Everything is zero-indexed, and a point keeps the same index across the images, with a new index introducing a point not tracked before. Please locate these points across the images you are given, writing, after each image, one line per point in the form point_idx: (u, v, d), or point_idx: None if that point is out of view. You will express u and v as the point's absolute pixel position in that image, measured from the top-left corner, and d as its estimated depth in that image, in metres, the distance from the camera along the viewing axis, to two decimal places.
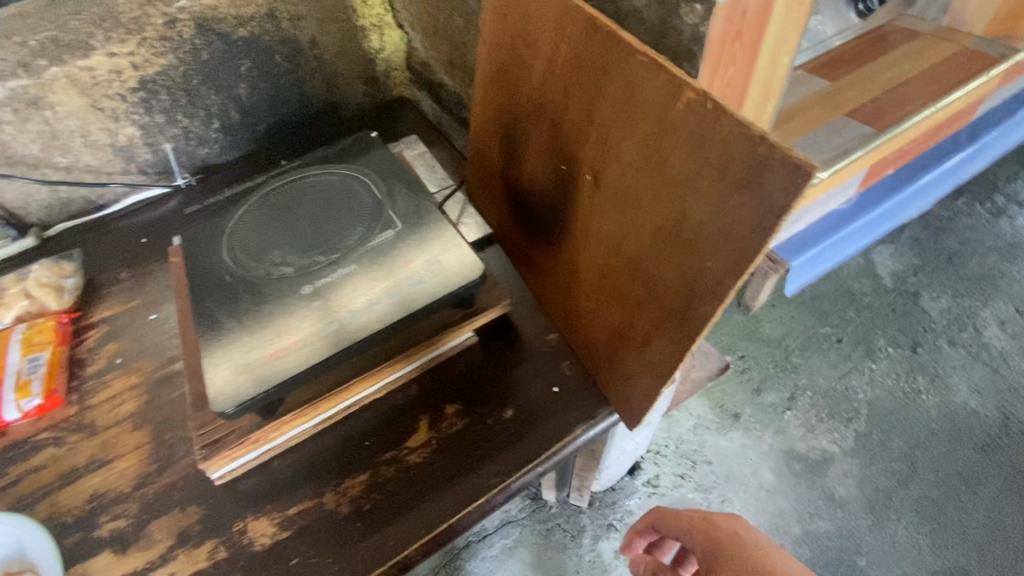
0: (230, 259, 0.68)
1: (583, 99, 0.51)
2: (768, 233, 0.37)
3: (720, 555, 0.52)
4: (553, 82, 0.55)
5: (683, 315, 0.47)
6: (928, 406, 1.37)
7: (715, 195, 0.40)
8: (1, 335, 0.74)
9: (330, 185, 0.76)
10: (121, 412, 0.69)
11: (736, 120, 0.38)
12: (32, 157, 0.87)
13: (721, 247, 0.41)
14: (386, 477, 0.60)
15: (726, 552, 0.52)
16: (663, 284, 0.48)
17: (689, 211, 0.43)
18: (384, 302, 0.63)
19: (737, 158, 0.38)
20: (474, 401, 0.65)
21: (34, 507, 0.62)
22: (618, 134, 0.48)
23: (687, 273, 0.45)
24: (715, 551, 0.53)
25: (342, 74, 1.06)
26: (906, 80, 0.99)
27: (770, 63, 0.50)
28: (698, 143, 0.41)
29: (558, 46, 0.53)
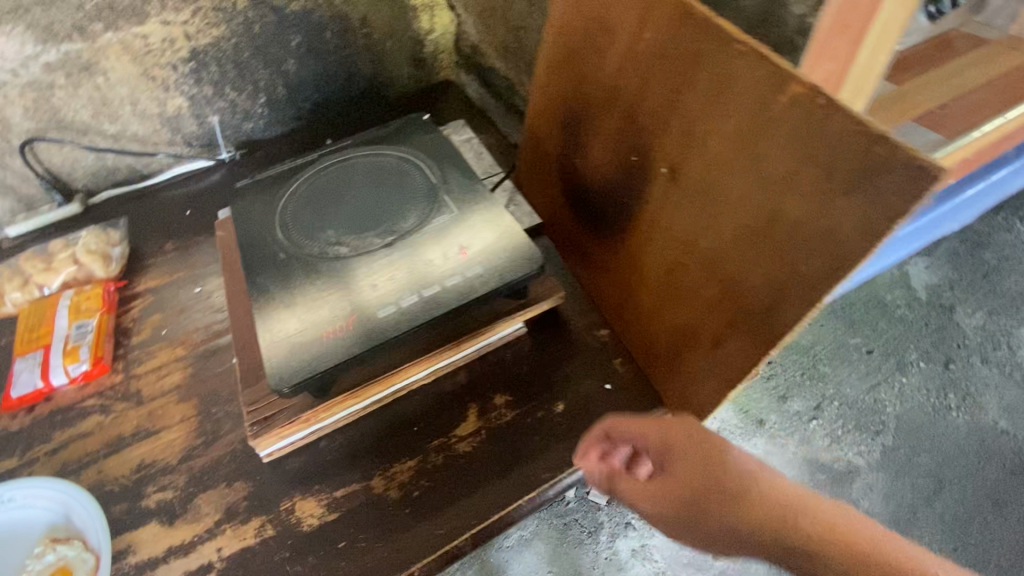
0: (285, 236, 0.68)
1: (665, 90, 0.49)
2: (879, 239, 0.35)
3: (677, 450, 0.49)
4: (632, 71, 0.53)
5: (765, 318, 0.45)
6: (958, 423, 1.34)
7: (819, 196, 0.38)
8: (50, 299, 0.74)
9: (384, 168, 0.75)
10: (167, 383, 0.69)
11: (851, 118, 0.36)
12: (82, 123, 0.87)
13: (820, 251, 0.39)
14: (435, 465, 0.59)
15: (682, 444, 0.49)
16: (745, 285, 0.46)
17: (786, 212, 0.41)
18: (439, 287, 0.62)
19: (848, 158, 0.36)
20: (523, 394, 0.64)
21: (81, 472, 0.62)
22: (706, 127, 0.46)
23: (776, 276, 0.43)
24: (670, 446, 0.50)
25: (389, 54, 1.04)
26: (971, 88, 0.96)
27: (870, 57, 0.47)
28: (803, 140, 0.39)
29: (641, 33, 0.51)
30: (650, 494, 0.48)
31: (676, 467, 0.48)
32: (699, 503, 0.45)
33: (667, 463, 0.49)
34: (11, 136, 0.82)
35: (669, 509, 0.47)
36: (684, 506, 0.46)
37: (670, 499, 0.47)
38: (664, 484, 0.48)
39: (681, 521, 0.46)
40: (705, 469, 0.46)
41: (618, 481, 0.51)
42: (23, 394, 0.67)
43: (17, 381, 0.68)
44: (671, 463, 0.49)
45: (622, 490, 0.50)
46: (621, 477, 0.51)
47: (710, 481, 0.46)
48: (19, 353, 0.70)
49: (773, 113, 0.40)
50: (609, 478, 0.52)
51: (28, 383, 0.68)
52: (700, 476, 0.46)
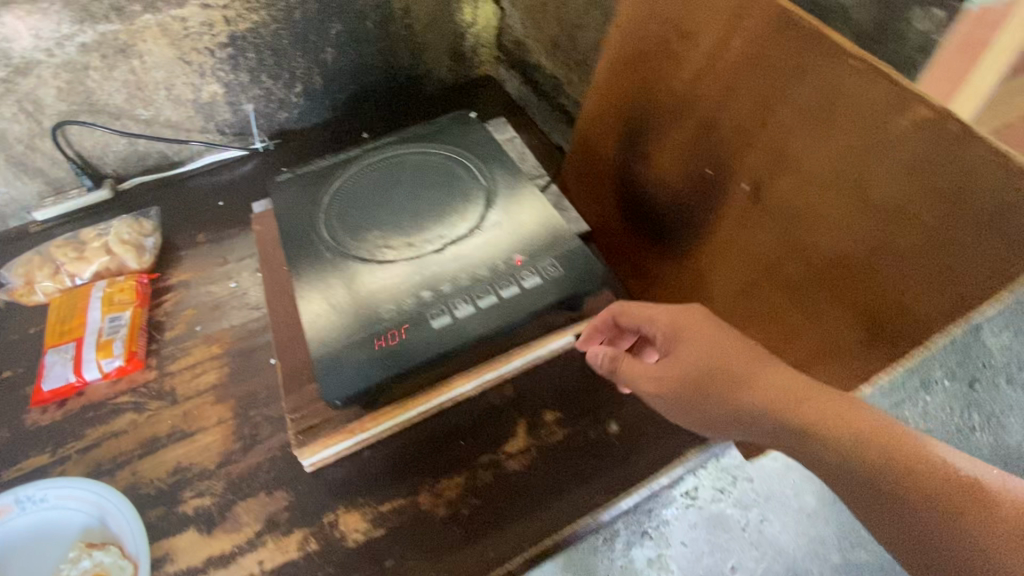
0: (331, 236, 0.65)
1: (753, 103, 0.47)
2: (1014, 278, 0.33)
3: (688, 334, 0.50)
4: (712, 80, 0.50)
5: (858, 352, 0.42)
6: (982, 445, 1.31)
7: (940, 227, 0.36)
8: (82, 290, 0.72)
9: (431, 167, 0.73)
10: (203, 382, 0.67)
11: (990, 149, 0.33)
12: (115, 107, 0.84)
13: (935, 285, 0.37)
14: (484, 482, 0.57)
15: (693, 328, 0.50)
16: (835, 315, 0.43)
17: (896, 242, 0.38)
18: (494, 297, 0.58)
19: (982, 190, 0.34)
20: (575, 410, 0.61)
21: (115, 473, 0.60)
22: (803, 146, 0.43)
23: (877, 308, 0.40)
24: (680, 332, 0.51)
25: (429, 46, 1.01)
26: None
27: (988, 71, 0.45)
28: (925, 167, 0.36)
29: (727, 40, 0.48)
30: (655, 376, 0.51)
31: (683, 350, 0.50)
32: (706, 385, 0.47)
33: (675, 347, 0.51)
34: (42, 117, 0.80)
35: (671, 388, 0.50)
36: (689, 387, 0.49)
37: (677, 380, 0.49)
38: (671, 365, 0.50)
39: (683, 397, 0.49)
40: (712, 348, 0.48)
41: (620, 365, 0.54)
42: (55, 387, 0.66)
43: (49, 374, 0.66)
44: (680, 346, 0.50)
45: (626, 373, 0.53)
46: (623, 359, 0.55)
47: (721, 364, 0.47)
48: (50, 345, 0.68)
49: (890, 137, 0.38)
50: (612, 360, 0.55)
51: (61, 377, 0.66)
52: (705, 357, 0.49)
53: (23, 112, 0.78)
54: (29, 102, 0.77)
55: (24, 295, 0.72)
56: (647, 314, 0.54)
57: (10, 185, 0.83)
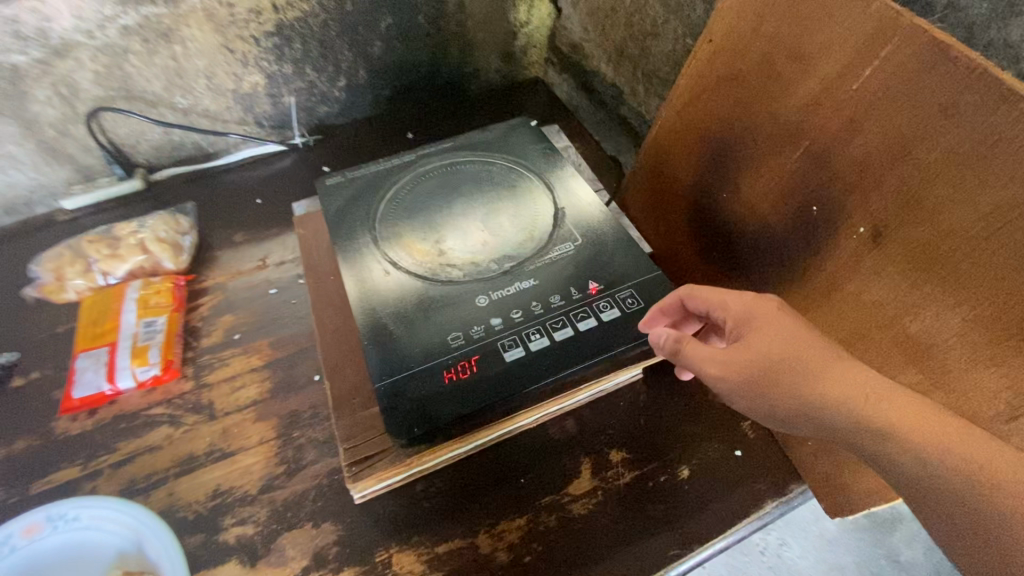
0: (388, 250, 0.61)
1: (882, 143, 0.43)
2: None
3: (759, 323, 0.46)
4: (830, 113, 0.47)
5: (994, 422, 0.39)
6: None
7: None
8: (116, 290, 0.68)
9: (493, 181, 0.68)
10: (243, 397, 0.63)
11: None
12: (153, 94, 0.79)
13: None
14: (547, 526, 0.53)
15: (767, 318, 0.46)
16: (970, 379, 0.40)
17: None
18: (572, 331, 0.53)
19: None
20: (643, 451, 0.58)
21: (150, 493, 0.56)
22: (946, 196, 0.40)
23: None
24: (750, 319, 0.47)
25: (479, 44, 0.96)
26: None
27: None
28: None
29: (852, 71, 0.44)
30: (722, 362, 0.46)
31: (755, 338, 0.46)
32: (778, 379, 0.44)
33: (744, 335, 0.47)
34: (77, 102, 0.75)
35: (738, 377, 0.45)
36: (757, 376, 0.45)
37: (743, 370, 0.45)
38: (738, 352, 0.46)
39: (753, 388, 0.45)
40: (790, 340, 0.44)
41: (686, 351, 0.47)
42: (86, 395, 0.61)
43: (79, 381, 0.62)
44: (750, 334, 0.46)
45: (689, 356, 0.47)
46: (690, 342, 0.48)
47: (797, 356, 0.43)
48: (81, 349, 0.64)
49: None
50: (677, 342, 0.48)
51: (93, 384, 0.62)
52: (780, 348, 0.44)
53: (58, 96, 0.73)
54: (65, 86, 0.73)
55: (54, 292, 0.68)
56: (715, 298, 0.50)
57: (39, 171, 0.79)
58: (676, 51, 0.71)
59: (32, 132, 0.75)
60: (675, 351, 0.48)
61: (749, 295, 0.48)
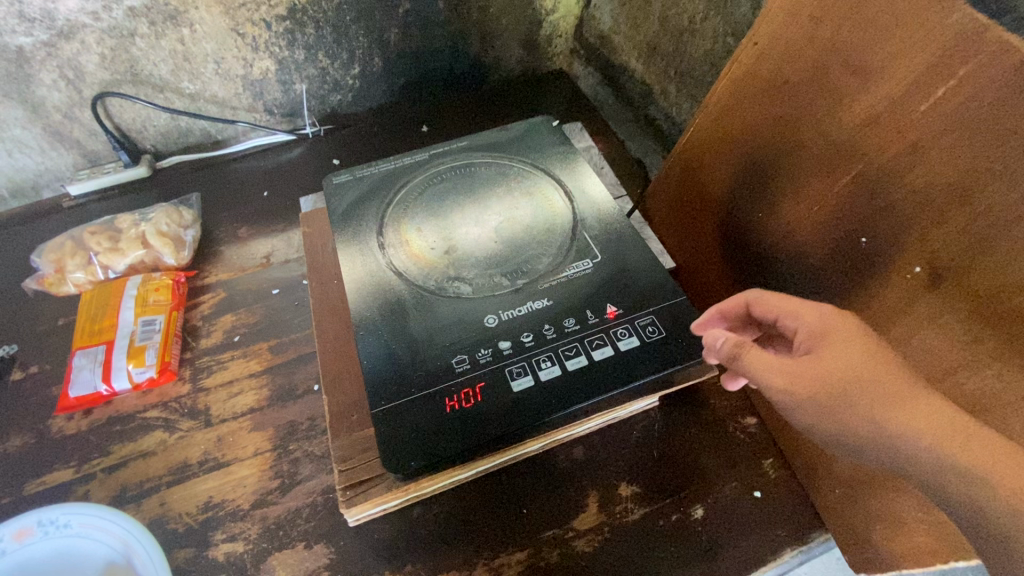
0: (393, 259, 0.57)
1: (949, 175, 0.38)
2: None
3: (833, 338, 0.42)
4: (890, 135, 0.42)
5: None
6: None
7: None
8: (115, 285, 0.66)
9: (509, 186, 0.64)
10: (240, 404, 0.61)
11: None
12: (160, 78, 0.76)
13: None
14: (549, 562, 0.50)
15: (843, 334, 0.42)
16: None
17: None
18: (586, 360, 0.49)
19: None
20: (655, 485, 0.54)
21: (141, 502, 0.54)
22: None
23: None
24: (823, 334, 0.43)
25: (501, 32, 0.90)
26: None
27: None
28: None
29: (921, 91, 0.39)
30: (786, 374, 0.42)
31: (827, 353, 0.42)
32: (848, 400, 0.40)
33: (815, 349, 0.42)
34: (83, 86, 0.72)
35: (806, 392, 0.41)
36: (823, 392, 0.41)
37: (811, 385, 0.41)
38: (808, 366, 0.42)
39: (821, 407, 0.41)
40: (869, 364, 0.40)
41: (746, 358, 0.43)
42: (83, 395, 0.59)
43: (75, 379, 0.59)
44: (822, 348, 0.42)
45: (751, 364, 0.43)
46: (752, 349, 0.43)
47: (871, 378, 0.39)
48: (77, 346, 0.62)
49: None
50: (736, 347, 0.43)
51: (88, 384, 0.59)
52: (855, 371, 0.40)
53: (64, 79, 0.70)
54: (70, 69, 0.70)
55: (54, 284, 0.66)
56: (787, 305, 0.46)
57: (44, 155, 0.77)
58: (714, 51, 0.65)
59: (39, 115, 0.72)
60: (731, 357, 0.44)
61: (823, 309, 0.44)
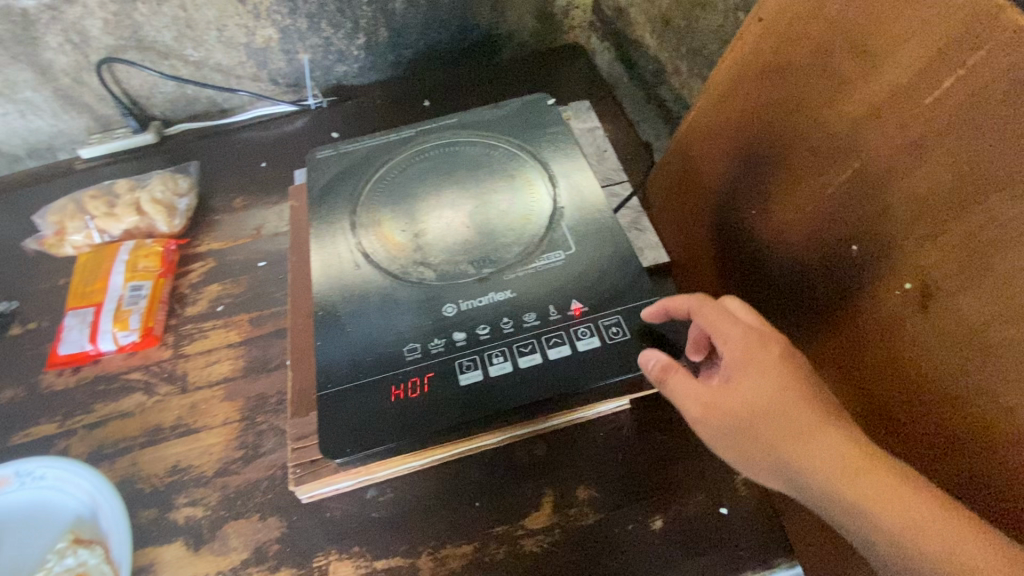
0: (361, 242, 0.56)
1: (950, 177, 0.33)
2: None
3: (751, 366, 0.39)
4: (890, 129, 0.37)
5: None
6: None
7: None
8: (109, 249, 0.68)
9: (491, 169, 0.61)
10: (215, 372, 0.62)
11: None
12: (164, 45, 0.77)
13: None
14: (494, 559, 0.49)
15: (762, 363, 0.39)
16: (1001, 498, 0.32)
17: None
18: (539, 358, 0.46)
19: None
20: (615, 492, 0.51)
21: (114, 460, 0.57)
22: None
23: None
24: (743, 363, 0.40)
25: (513, 3, 0.86)
26: None
27: None
28: None
29: (929, 78, 0.34)
30: (704, 403, 0.40)
31: (741, 383, 0.39)
32: (758, 437, 0.37)
33: (731, 377, 0.40)
34: (89, 50, 0.74)
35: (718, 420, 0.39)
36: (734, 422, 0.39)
37: (725, 418, 0.39)
38: (724, 396, 0.39)
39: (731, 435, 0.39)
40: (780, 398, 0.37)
41: (670, 382, 0.42)
42: (71, 352, 0.62)
43: (65, 338, 0.63)
44: (737, 379, 0.39)
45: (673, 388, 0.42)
46: (676, 374, 0.42)
47: (785, 407, 0.37)
48: (72, 305, 0.65)
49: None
50: (662, 371, 0.43)
51: (76, 343, 0.62)
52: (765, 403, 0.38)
53: (69, 43, 0.73)
54: (74, 33, 0.72)
55: (54, 246, 0.70)
56: (714, 322, 0.42)
57: (58, 118, 0.80)
58: (725, 27, 0.59)
59: (48, 78, 0.76)
60: (658, 382, 0.43)
61: (749, 331, 0.40)
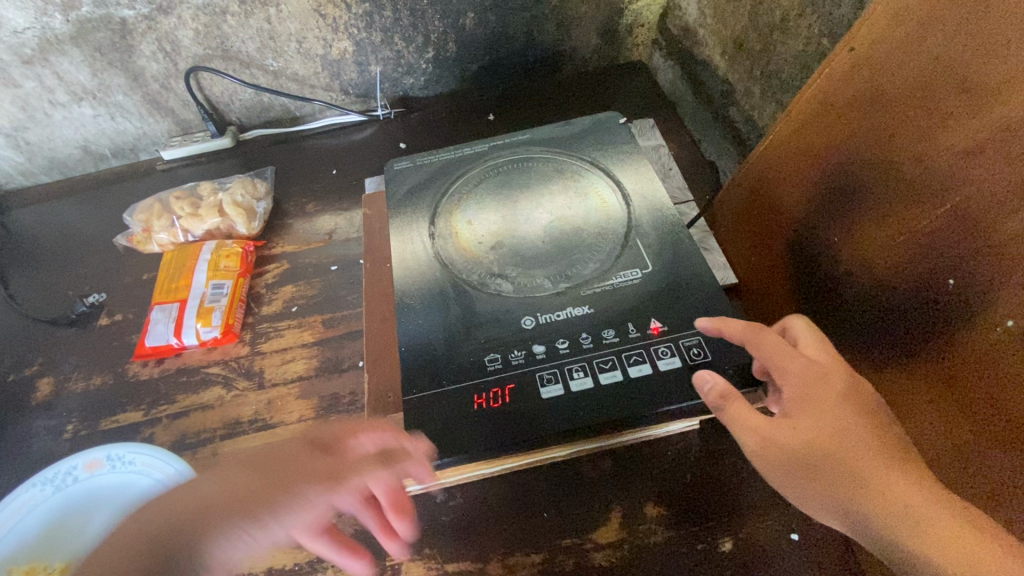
0: (440, 251, 0.58)
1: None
2: None
3: (811, 404, 0.40)
4: (997, 168, 0.37)
5: None
6: None
7: None
8: (193, 248, 0.72)
9: (565, 185, 0.62)
10: (291, 371, 0.64)
11: None
12: (247, 55, 0.81)
13: None
14: (563, 571, 0.49)
15: (821, 402, 0.40)
16: None
17: None
18: (618, 375, 0.47)
19: None
20: (682, 510, 0.51)
21: (196, 450, 0.60)
22: None
23: None
24: (802, 400, 0.41)
25: (580, 21, 0.88)
26: None
27: None
28: None
29: None
30: (763, 437, 0.40)
31: (803, 419, 0.40)
32: (818, 475, 0.38)
33: (791, 413, 0.41)
34: (179, 59, 0.79)
35: (781, 457, 0.40)
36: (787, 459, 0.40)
37: (787, 453, 0.39)
38: (785, 430, 0.40)
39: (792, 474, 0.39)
40: (840, 437, 0.38)
41: (730, 411, 0.42)
42: (157, 345, 0.66)
43: (151, 331, 0.66)
44: (798, 415, 0.40)
45: (731, 419, 0.42)
46: (736, 402, 0.42)
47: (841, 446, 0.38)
48: (159, 300, 0.68)
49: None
50: (720, 398, 0.43)
51: (162, 336, 0.65)
52: (820, 441, 0.39)
53: (162, 52, 0.77)
54: (167, 42, 0.76)
55: (141, 242, 0.74)
56: (773, 358, 0.43)
57: (144, 121, 0.84)
58: (806, 53, 0.60)
59: (139, 84, 0.80)
60: (715, 407, 0.43)
61: (810, 365, 0.42)
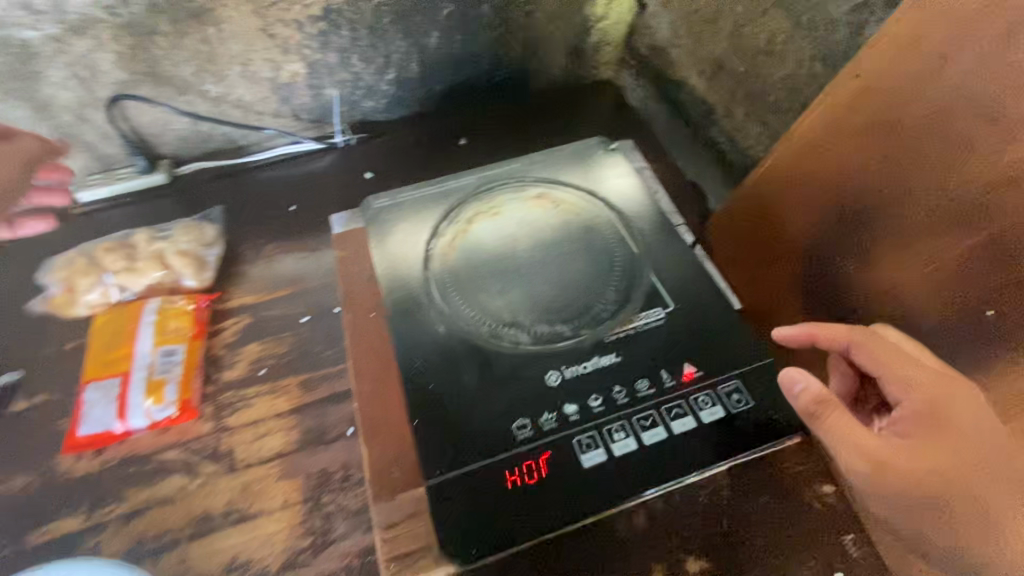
0: (442, 301, 0.52)
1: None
2: None
3: (935, 422, 0.39)
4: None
5: None
6: None
7: None
8: (132, 308, 0.61)
9: (565, 218, 0.59)
10: (268, 447, 0.55)
11: None
12: (181, 80, 0.70)
13: None
14: None
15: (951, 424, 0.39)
16: None
17: None
18: (661, 433, 0.43)
19: None
20: (724, 560, 0.49)
21: (158, 558, 0.50)
22: None
23: None
24: (926, 416, 0.40)
25: (548, 39, 0.84)
26: None
27: None
28: None
29: None
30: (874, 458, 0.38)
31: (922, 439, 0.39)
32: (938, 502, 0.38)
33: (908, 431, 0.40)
34: (97, 86, 0.67)
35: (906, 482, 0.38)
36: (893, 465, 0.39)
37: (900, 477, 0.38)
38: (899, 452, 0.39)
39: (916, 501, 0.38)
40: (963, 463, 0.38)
41: (826, 420, 0.40)
42: (94, 432, 0.55)
43: (86, 416, 0.55)
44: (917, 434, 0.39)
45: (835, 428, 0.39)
46: (834, 410, 0.40)
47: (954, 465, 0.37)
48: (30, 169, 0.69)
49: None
50: (814, 404, 0.41)
51: (102, 421, 0.55)
52: (946, 466, 0.38)
53: (75, 78, 0.66)
54: (82, 67, 0.65)
55: (64, 305, 0.62)
56: (887, 365, 0.42)
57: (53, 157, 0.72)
58: (795, 76, 0.60)
59: (46, 115, 0.68)
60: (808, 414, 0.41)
61: (937, 374, 0.41)
